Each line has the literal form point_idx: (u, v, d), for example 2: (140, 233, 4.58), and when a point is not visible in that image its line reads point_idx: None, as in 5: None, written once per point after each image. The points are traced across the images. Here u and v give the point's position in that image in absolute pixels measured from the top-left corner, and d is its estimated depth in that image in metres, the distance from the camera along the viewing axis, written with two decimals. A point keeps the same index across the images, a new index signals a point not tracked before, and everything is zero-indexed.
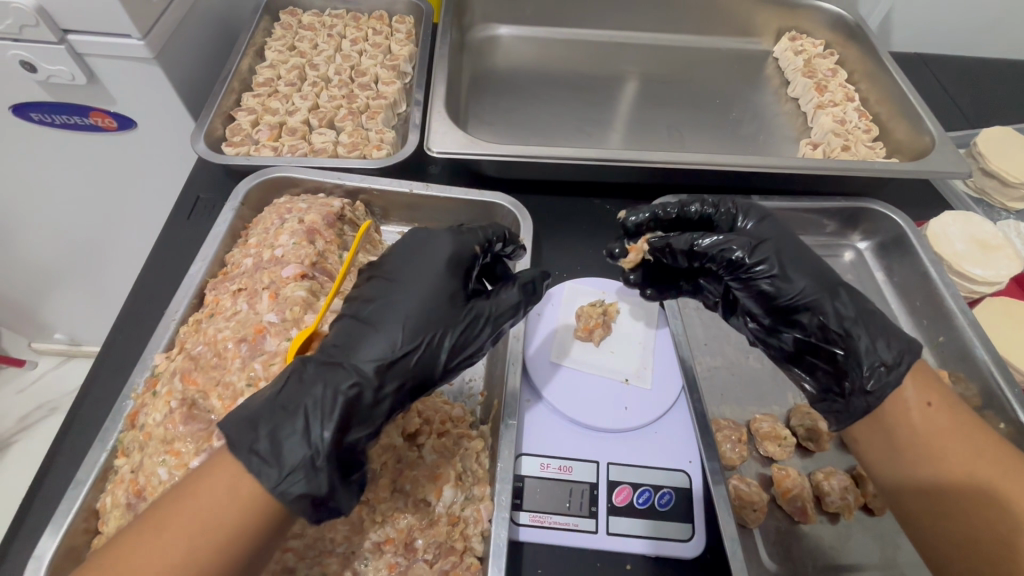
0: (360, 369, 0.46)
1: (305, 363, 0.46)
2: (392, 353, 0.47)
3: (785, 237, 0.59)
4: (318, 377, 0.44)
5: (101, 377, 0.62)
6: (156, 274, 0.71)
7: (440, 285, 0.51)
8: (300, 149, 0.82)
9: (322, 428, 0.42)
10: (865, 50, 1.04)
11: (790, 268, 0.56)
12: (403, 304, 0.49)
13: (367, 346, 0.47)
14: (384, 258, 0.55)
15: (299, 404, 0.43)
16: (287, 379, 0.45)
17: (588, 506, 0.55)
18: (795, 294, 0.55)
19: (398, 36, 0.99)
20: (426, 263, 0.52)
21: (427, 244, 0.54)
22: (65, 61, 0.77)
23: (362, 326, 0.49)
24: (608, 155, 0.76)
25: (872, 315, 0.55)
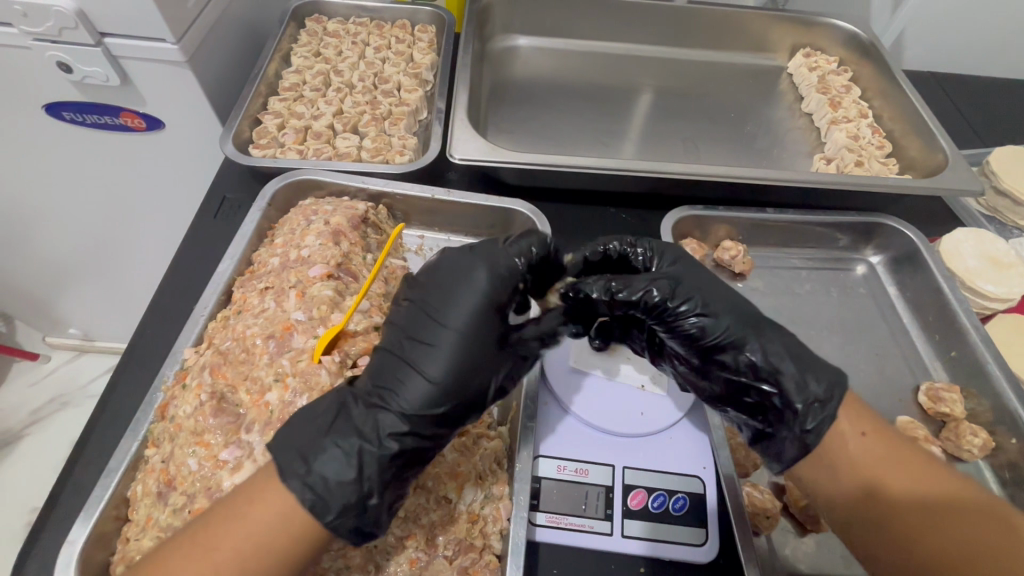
0: (410, 411, 0.47)
1: (355, 400, 0.48)
2: (438, 398, 0.47)
3: (700, 273, 0.58)
4: (368, 418, 0.46)
5: (130, 370, 0.64)
6: (183, 271, 0.73)
7: (479, 322, 0.50)
8: (325, 153, 0.84)
9: (377, 464, 0.45)
10: (879, 68, 1.05)
11: (710, 307, 0.55)
12: (441, 340, 0.49)
13: (409, 384, 0.47)
14: (420, 280, 0.54)
15: (349, 443, 0.45)
16: (336, 415, 0.47)
17: (604, 508, 0.56)
18: (716, 334, 0.54)
19: (420, 45, 1.01)
20: (463, 294, 0.51)
21: (463, 272, 0.52)
22: (100, 62, 0.80)
23: (402, 365, 0.49)
24: (626, 165, 0.78)
25: (802, 353, 0.54)
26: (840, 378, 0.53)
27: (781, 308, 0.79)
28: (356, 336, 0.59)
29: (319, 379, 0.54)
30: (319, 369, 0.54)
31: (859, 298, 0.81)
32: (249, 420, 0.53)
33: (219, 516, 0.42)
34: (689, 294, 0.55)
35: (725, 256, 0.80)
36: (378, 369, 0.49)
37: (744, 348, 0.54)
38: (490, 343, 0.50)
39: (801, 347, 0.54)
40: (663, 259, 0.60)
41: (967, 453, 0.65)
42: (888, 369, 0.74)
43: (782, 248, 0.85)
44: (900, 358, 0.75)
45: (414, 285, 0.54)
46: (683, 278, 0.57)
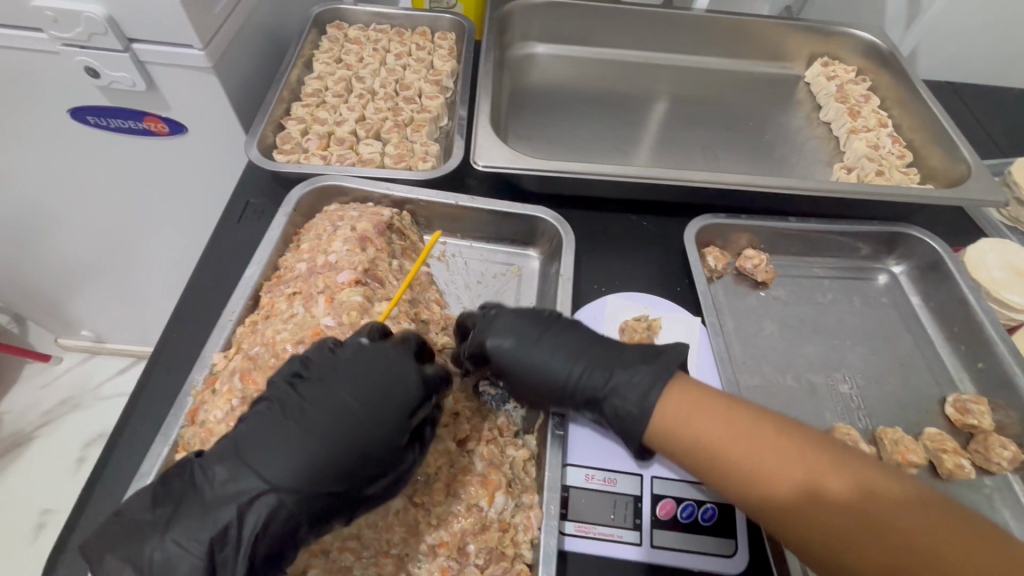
0: (273, 493, 0.45)
1: (208, 477, 0.46)
2: (311, 475, 0.45)
3: (527, 327, 0.58)
4: (221, 502, 0.44)
5: (156, 374, 0.64)
6: (208, 276, 0.73)
7: (376, 419, 0.48)
8: (348, 159, 0.84)
9: (233, 563, 0.44)
10: (898, 77, 1.05)
11: (549, 367, 0.56)
12: (323, 424, 0.47)
13: (273, 465, 0.45)
14: (324, 353, 0.52)
15: (191, 537, 0.44)
16: (181, 498, 0.45)
17: (632, 518, 0.56)
18: (560, 388, 0.56)
19: (441, 52, 1.02)
20: (366, 385, 0.49)
21: (371, 355, 0.51)
22: (128, 68, 0.80)
23: (278, 437, 0.46)
24: (650, 173, 0.78)
25: (633, 363, 0.55)
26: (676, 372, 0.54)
27: (805, 317, 0.78)
28: None
29: None
30: None
31: (882, 307, 0.81)
32: None
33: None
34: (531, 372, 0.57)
35: (747, 265, 0.80)
36: (245, 438, 0.47)
37: (592, 393, 0.55)
38: (383, 442, 0.48)
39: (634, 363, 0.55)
40: (490, 338, 0.58)
41: (996, 465, 0.65)
42: (913, 379, 0.74)
43: (804, 257, 0.85)
44: (925, 368, 0.75)
45: (310, 357, 0.52)
46: (516, 353, 0.57)
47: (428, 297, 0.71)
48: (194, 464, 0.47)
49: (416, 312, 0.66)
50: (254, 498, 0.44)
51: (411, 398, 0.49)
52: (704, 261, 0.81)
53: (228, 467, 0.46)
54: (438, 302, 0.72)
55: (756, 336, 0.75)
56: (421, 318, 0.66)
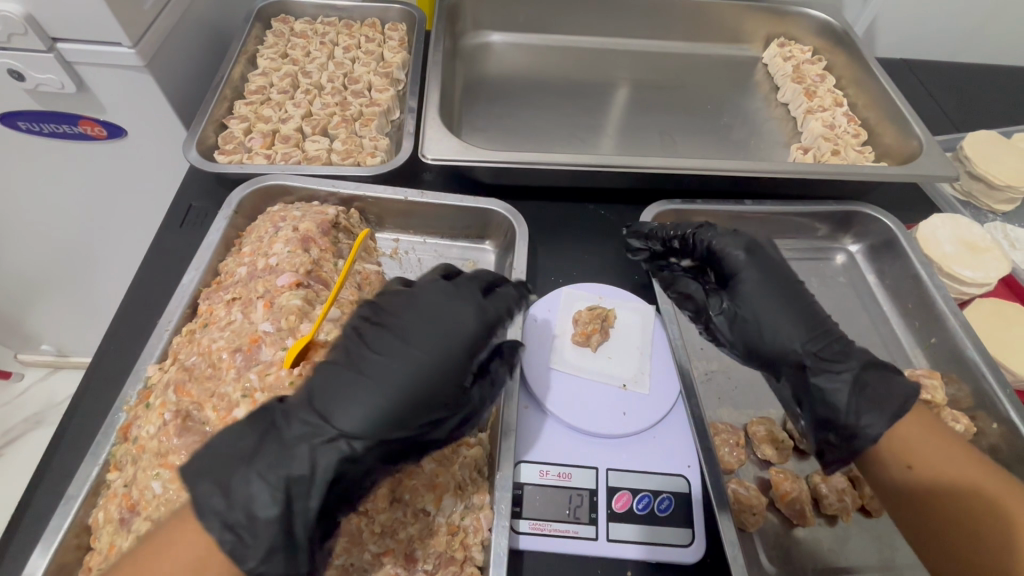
0: (345, 440, 0.44)
1: (287, 418, 0.44)
2: (378, 423, 0.45)
3: (776, 275, 0.61)
4: (301, 440, 0.43)
5: (93, 389, 0.62)
6: (148, 283, 0.70)
7: (449, 357, 0.49)
8: (293, 157, 0.81)
9: (308, 495, 0.43)
10: (853, 56, 1.05)
11: (770, 317, 0.59)
12: (400, 365, 0.47)
13: (348, 411, 0.44)
14: (393, 306, 0.52)
15: (273, 472, 0.42)
16: (264, 434, 0.44)
17: (588, 513, 0.55)
18: (775, 342, 0.58)
19: (391, 44, 0.99)
20: (435, 331, 0.50)
21: (447, 309, 0.51)
22: (54, 69, 0.76)
23: (346, 384, 0.46)
24: (603, 161, 0.76)
25: (876, 373, 0.55)
26: (910, 400, 0.52)
27: None
28: (326, 346, 0.55)
29: (288, 392, 0.51)
30: (287, 380, 0.52)
31: (839, 287, 0.81)
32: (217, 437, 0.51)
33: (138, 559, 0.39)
34: (743, 312, 0.60)
35: None
36: (317, 386, 0.46)
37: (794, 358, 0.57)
38: (453, 379, 0.49)
39: (877, 364, 0.56)
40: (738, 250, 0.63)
41: None
42: None
43: None
44: (881, 346, 0.75)
45: (376, 307, 0.52)
46: (749, 282, 0.61)
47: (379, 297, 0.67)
48: (276, 408, 0.45)
49: None
50: (326, 441, 0.43)
51: (474, 338, 0.50)
52: None
53: (303, 411, 0.44)
54: None
55: None
56: None
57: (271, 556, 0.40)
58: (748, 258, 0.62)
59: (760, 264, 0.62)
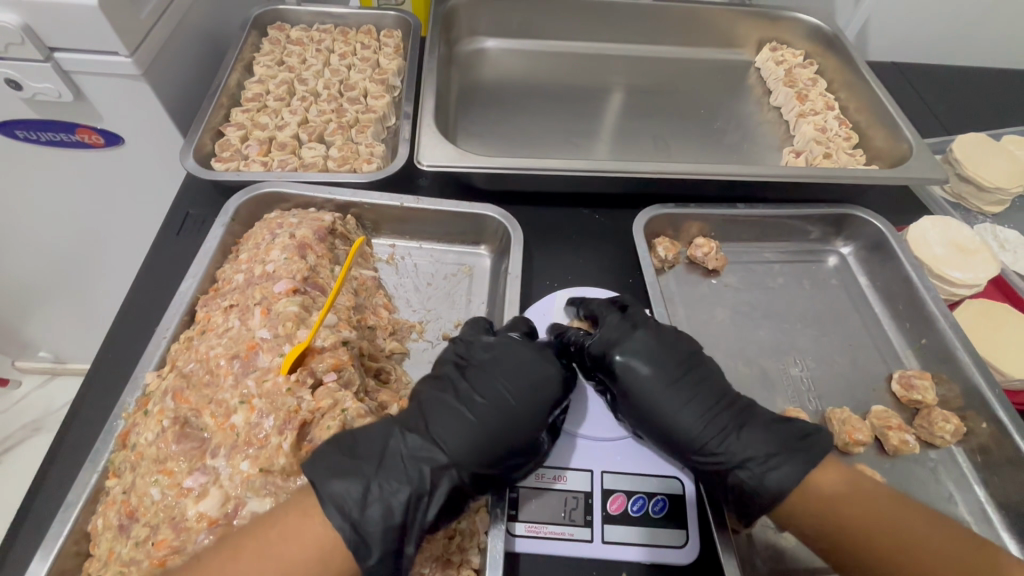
0: (455, 469, 0.49)
1: (404, 439, 0.50)
2: (484, 455, 0.50)
3: (667, 354, 0.60)
4: (419, 463, 0.48)
5: (91, 397, 0.62)
6: (146, 291, 0.71)
7: (542, 401, 0.54)
8: (290, 164, 0.82)
9: (424, 510, 0.48)
10: (844, 60, 1.06)
11: (665, 409, 0.58)
12: (499, 405, 0.53)
13: (459, 442, 0.50)
14: (490, 347, 0.58)
15: (397, 487, 0.47)
16: (384, 454, 0.48)
17: (583, 515, 0.56)
18: (672, 425, 0.57)
19: (386, 50, 1.00)
20: (524, 376, 0.55)
21: (541, 355, 0.56)
22: (51, 78, 0.76)
23: (455, 417, 0.51)
24: (596, 166, 0.77)
25: (774, 440, 0.55)
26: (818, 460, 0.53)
27: (756, 302, 0.79)
28: (324, 352, 0.56)
29: (287, 399, 0.51)
30: (284, 387, 0.52)
31: (831, 289, 0.82)
32: (214, 443, 0.51)
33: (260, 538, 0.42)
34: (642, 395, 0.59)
35: (698, 253, 0.80)
36: (429, 414, 0.52)
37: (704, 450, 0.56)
38: (539, 423, 0.53)
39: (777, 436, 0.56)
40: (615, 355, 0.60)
41: (939, 438, 0.66)
42: (861, 358, 0.75)
43: (755, 242, 0.85)
44: (872, 347, 0.76)
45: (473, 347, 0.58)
46: (642, 369, 0.59)
47: (375, 302, 0.70)
48: (392, 430, 0.50)
49: (359, 319, 0.64)
50: (440, 466, 0.49)
51: (560, 387, 0.55)
52: (654, 252, 0.80)
53: (419, 436, 0.50)
54: (386, 306, 0.71)
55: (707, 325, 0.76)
56: (366, 324, 0.65)
57: (385, 558, 0.45)
58: (639, 342, 0.61)
59: (651, 345, 0.61)
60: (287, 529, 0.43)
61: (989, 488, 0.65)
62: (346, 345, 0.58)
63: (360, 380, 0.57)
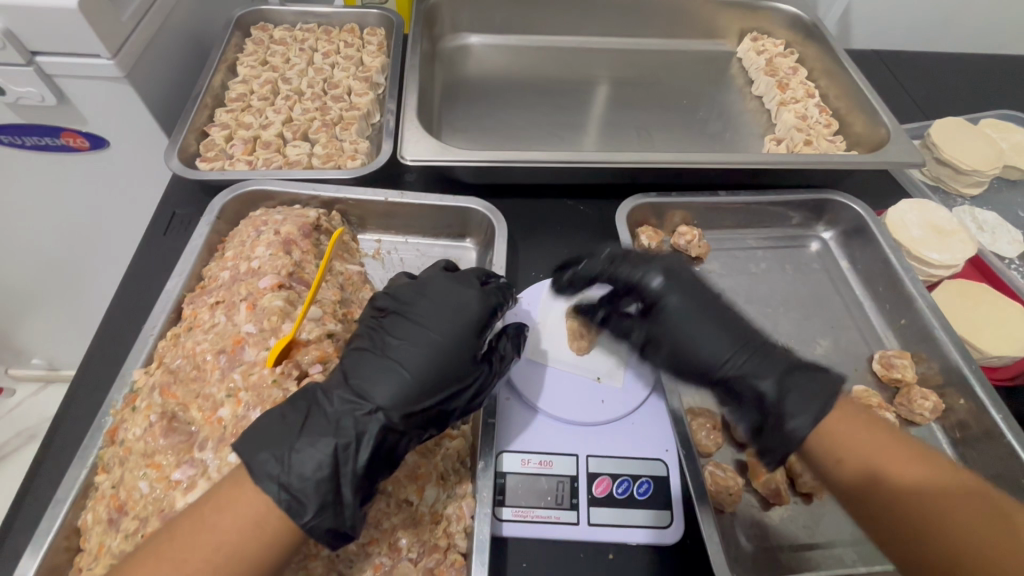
0: (382, 412, 0.49)
1: (329, 397, 0.49)
2: (409, 393, 0.50)
3: (693, 292, 0.60)
4: (344, 413, 0.48)
5: (80, 396, 0.62)
6: (133, 291, 0.71)
7: (461, 337, 0.54)
8: (275, 162, 0.82)
9: (355, 458, 0.47)
10: (823, 48, 1.07)
11: (693, 339, 0.58)
12: (417, 347, 0.53)
13: (381, 387, 0.50)
14: (404, 296, 0.58)
15: (323, 439, 0.47)
16: (308, 412, 0.48)
17: (569, 498, 0.57)
18: (707, 361, 0.58)
19: (370, 48, 1.01)
20: (441, 316, 0.55)
21: (454, 296, 0.57)
22: (34, 82, 0.77)
23: (376, 364, 0.51)
24: (579, 157, 0.77)
25: (792, 374, 0.54)
26: (833, 395, 0.52)
27: (739, 288, 0.80)
28: (309, 345, 0.57)
29: (272, 391, 0.52)
30: (269, 380, 0.53)
31: (813, 273, 0.83)
32: (202, 437, 0.52)
33: (196, 518, 0.43)
34: (663, 330, 0.60)
35: (681, 242, 0.80)
36: (353, 368, 0.51)
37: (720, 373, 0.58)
38: (462, 359, 0.53)
39: (798, 365, 0.55)
40: (649, 283, 0.61)
41: (919, 416, 0.67)
42: (843, 340, 0.76)
43: (737, 229, 0.87)
44: (854, 328, 0.77)
45: (389, 299, 0.58)
46: (672, 306, 0.59)
47: (361, 297, 0.69)
48: (316, 390, 0.50)
49: (345, 313, 0.64)
50: (366, 411, 0.48)
51: (478, 321, 0.55)
52: (638, 241, 0.81)
53: (342, 390, 0.50)
54: None
55: None
56: (352, 318, 0.65)
57: (323, 510, 0.45)
58: (663, 284, 0.60)
59: (682, 286, 0.60)
60: (220, 501, 0.44)
61: (968, 463, 0.66)
62: (331, 339, 0.59)
63: None
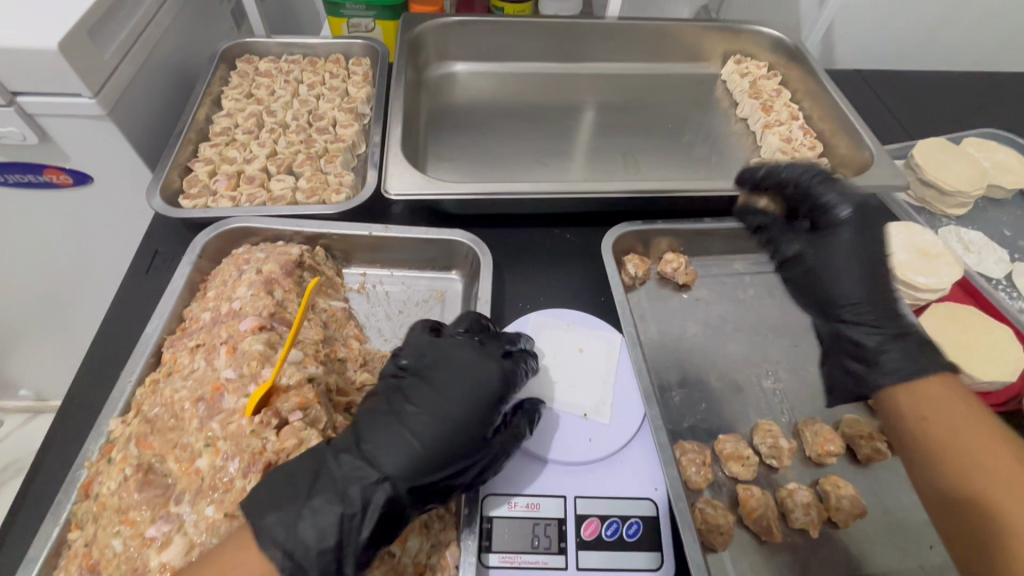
0: (389, 482, 0.48)
1: (338, 458, 0.49)
2: (417, 465, 0.49)
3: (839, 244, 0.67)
4: (351, 477, 0.47)
5: (57, 444, 0.61)
6: (113, 333, 0.70)
7: (477, 410, 0.53)
8: (259, 197, 0.82)
9: (359, 529, 0.47)
10: (806, 70, 1.09)
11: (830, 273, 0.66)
12: (434, 416, 0.52)
13: (391, 455, 0.49)
14: (426, 358, 0.57)
15: (330, 504, 0.46)
16: (317, 472, 0.48)
17: (557, 542, 0.55)
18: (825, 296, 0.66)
19: (355, 79, 1.01)
20: (461, 385, 0.54)
21: (476, 363, 0.55)
22: (15, 122, 0.76)
23: (389, 431, 0.51)
24: (562, 188, 0.77)
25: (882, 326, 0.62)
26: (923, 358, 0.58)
27: (728, 315, 0.80)
28: (289, 391, 0.55)
29: (250, 440, 0.51)
30: (248, 430, 0.52)
31: None
32: (178, 490, 0.51)
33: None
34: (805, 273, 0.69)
35: (668, 269, 0.80)
36: (366, 431, 0.51)
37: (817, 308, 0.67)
38: (473, 433, 0.52)
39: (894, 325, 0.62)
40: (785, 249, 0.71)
41: None
42: None
43: (725, 255, 0.86)
44: None
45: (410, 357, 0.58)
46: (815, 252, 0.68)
47: (345, 333, 0.69)
48: (326, 449, 0.50)
49: (327, 352, 0.63)
50: (373, 480, 0.47)
51: (497, 392, 0.54)
52: (624, 269, 0.81)
53: (350, 453, 0.49)
54: (357, 336, 0.70)
55: (680, 341, 0.76)
56: (334, 357, 0.64)
57: None
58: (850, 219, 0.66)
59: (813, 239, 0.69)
60: (223, 564, 0.44)
61: None
62: (311, 382, 0.57)
63: (328, 417, 0.57)
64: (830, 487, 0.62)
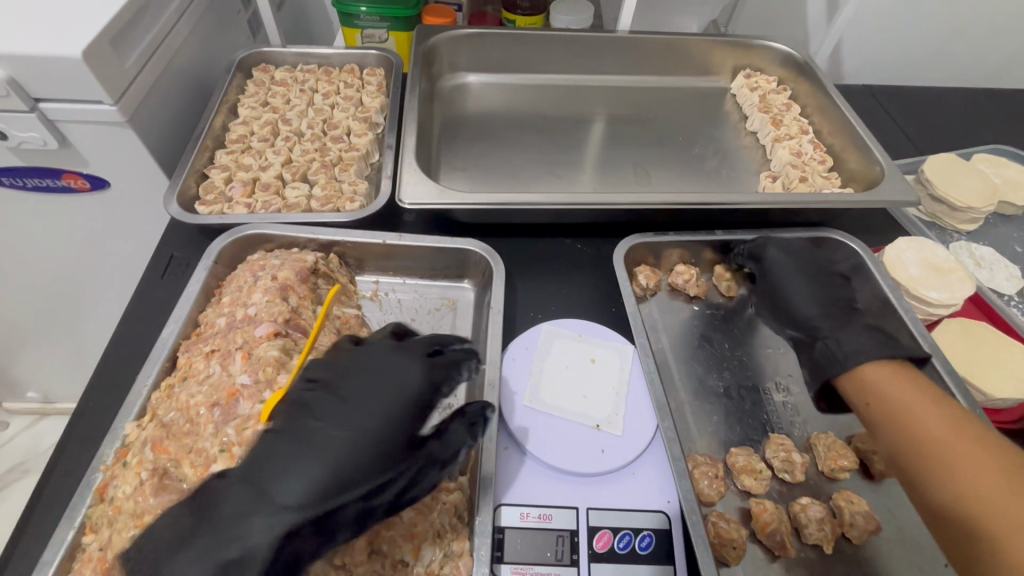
0: (283, 512, 0.44)
1: (227, 494, 0.46)
2: (318, 490, 0.45)
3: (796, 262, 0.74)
4: (238, 516, 0.44)
5: (71, 447, 0.61)
6: (128, 338, 0.71)
7: (393, 422, 0.51)
8: (273, 205, 0.83)
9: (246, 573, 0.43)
10: (815, 85, 1.09)
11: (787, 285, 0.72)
12: (341, 432, 0.49)
13: (288, 483, 0.45)
14: (338, 368, 0.54)
15: (216, 551, 0.43)
16: (204, 516, 0.45)
17: (569, 553, 0.55)
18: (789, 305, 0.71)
19: (369, 88, 1.02)
20: (378, 394, 0.52)
21: (395, 372, 0.54)
22: (36, 127, 0.77)
23: (286, 454, 0.47)
24: (575, 199, 0.78)
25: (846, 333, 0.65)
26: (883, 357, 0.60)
27: (739, 328, 0.80)
28: None
29: None
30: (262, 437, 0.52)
31: None
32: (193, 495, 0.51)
33: None
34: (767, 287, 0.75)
35: (679, 281, 0.81)
36: (259, 461, 0.47)
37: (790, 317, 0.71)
38: (388, 446, 0.49)
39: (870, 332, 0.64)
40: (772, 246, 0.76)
41: None
42: None
43: None
44: None
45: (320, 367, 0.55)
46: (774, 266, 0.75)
47: None
48: (215, 484, 0.47)
49: None
50: (265, 514, 0.44)
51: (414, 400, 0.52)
52: (636, 280, 0.81)
53: (244, 486, 0.46)
54: None
55: (692, 353, 0.76)
56: None
57: None
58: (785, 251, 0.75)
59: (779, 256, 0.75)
60: None
61: None
62: None
63: None
64: (843, 503, 0.62)
